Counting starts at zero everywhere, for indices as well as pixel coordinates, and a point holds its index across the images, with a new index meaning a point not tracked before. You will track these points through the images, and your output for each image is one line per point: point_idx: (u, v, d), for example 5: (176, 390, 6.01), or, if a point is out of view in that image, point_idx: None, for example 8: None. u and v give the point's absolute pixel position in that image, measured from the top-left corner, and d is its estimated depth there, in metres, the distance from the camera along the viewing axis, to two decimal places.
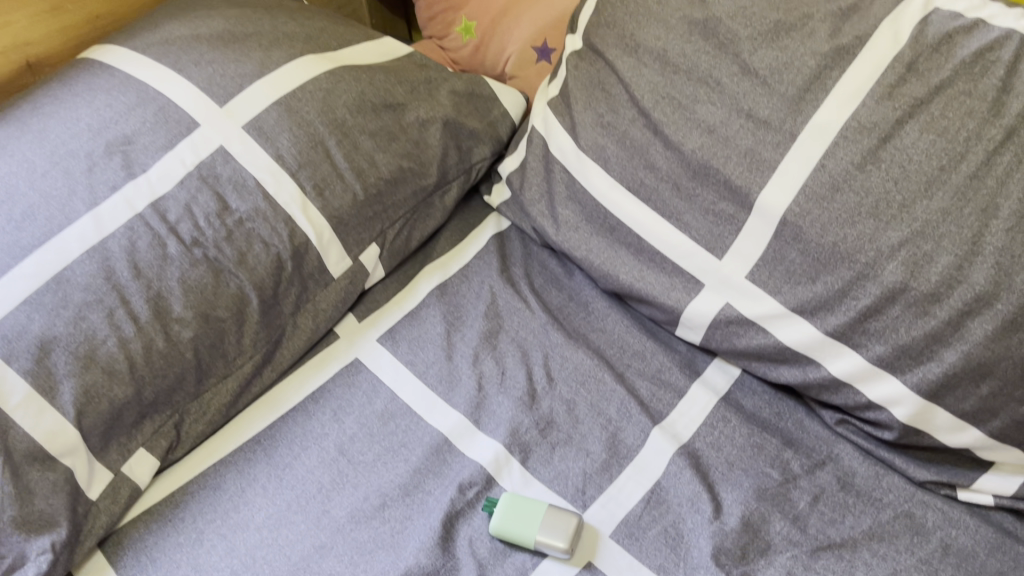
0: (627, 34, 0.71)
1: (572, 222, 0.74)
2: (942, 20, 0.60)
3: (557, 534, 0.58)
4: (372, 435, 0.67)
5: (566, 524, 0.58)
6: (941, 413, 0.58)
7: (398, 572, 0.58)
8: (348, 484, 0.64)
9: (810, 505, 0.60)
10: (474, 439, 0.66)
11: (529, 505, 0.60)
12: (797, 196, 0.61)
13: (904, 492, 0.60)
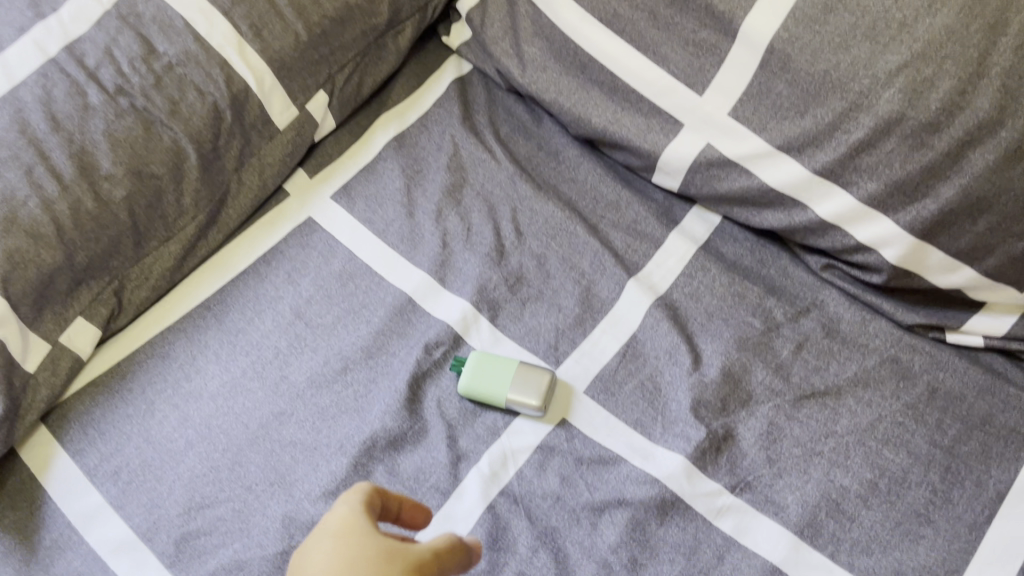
0: None
1: (539, 62, 0.68)
2: None
3: (531, 393, 0.55)
4: (330, 297, 0.62)
5: (540, 382, 0.55)
6: (935, 252, 0.54)
7: (363, 437, 0.55)
8: (306, 348, 0.60)
9: (794, 353, 0.57)
10: (440, 297, 0.62)
11: (500, 364, 0.56)
12: (786, 19, 0.55)
13: (891, 337, 0.57)
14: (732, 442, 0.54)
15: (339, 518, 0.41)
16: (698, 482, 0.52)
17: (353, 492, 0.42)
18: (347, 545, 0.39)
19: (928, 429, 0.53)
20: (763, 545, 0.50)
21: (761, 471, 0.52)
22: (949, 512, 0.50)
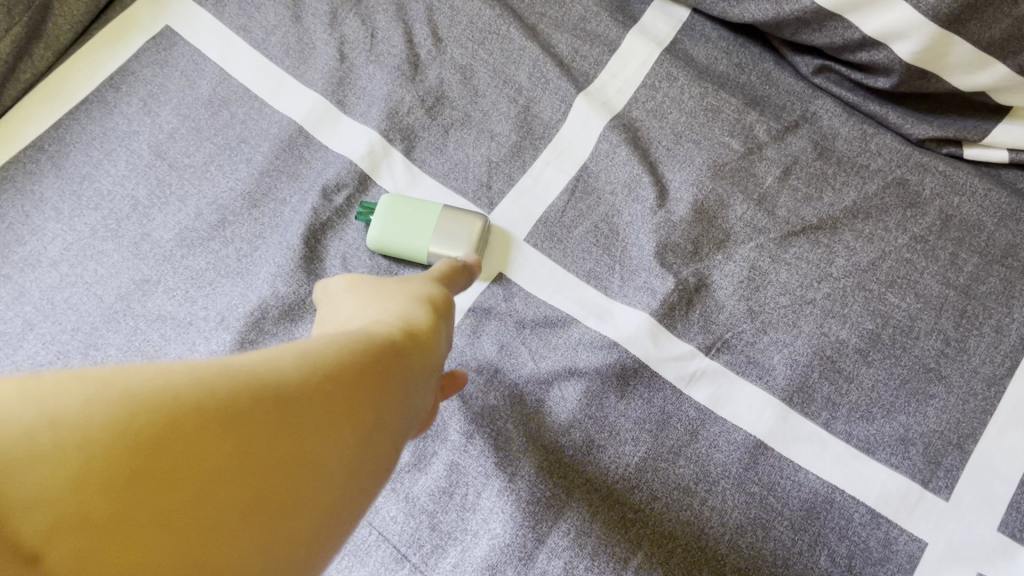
0: None
1: None
2: None
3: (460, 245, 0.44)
4: (199, 130, 0.49)
5: (469, 230, 0.44)
6: (960, 44, 0.42)
7: (250, 307, 0.44)
8: (171, 197, 0.47)
9: (779, 181, 0.46)
10: (339, 126, 0.49)
11: (419, 209, 0.45)
12: None
13: (897, 155, 0.46)
14: (706, 292, 0.44)
15: (340, 284, 0.35)
16: (665, 343, 0.43)
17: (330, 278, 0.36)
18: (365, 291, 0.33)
19: (940, 266, 0.44)
20: (744, 417, 0.41)
21: (741, 326, 0.43)
22: (964, 365, 0.41)
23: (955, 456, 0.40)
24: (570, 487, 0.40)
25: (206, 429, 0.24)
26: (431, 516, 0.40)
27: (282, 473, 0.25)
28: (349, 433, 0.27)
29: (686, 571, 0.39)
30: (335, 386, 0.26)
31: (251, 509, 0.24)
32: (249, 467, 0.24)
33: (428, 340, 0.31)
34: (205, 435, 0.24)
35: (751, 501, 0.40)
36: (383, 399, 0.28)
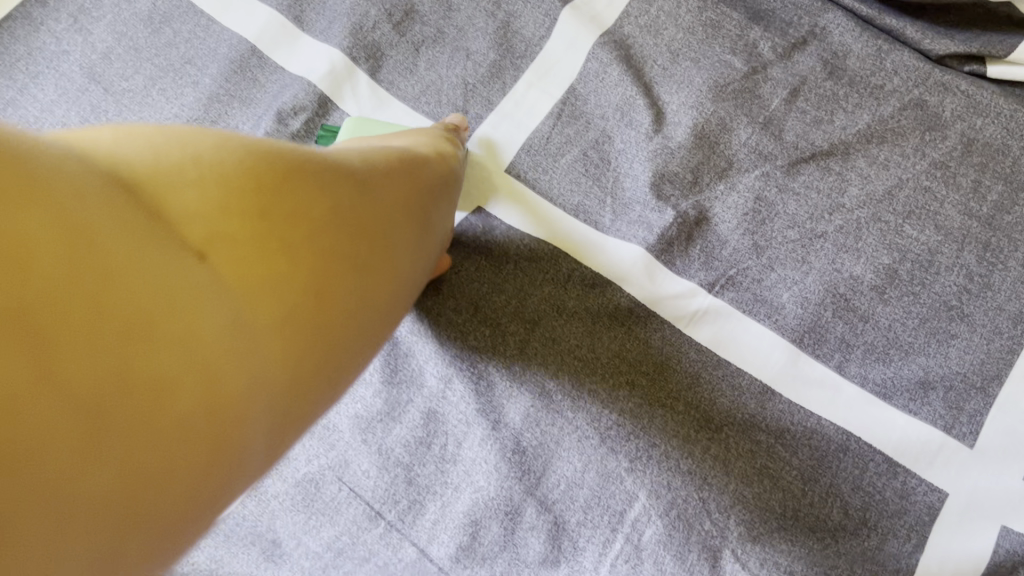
0: None
1: None
2: None
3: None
4: (137, 50, 0.43)
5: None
6: None
7: None
8: (108, 126, 0.42)
9: (786, 103, 0.42)
10: (298, 45, 0.44)
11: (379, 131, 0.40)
12: None
13: (915, 73, 0.42)
14: (707, 226, 0.40)
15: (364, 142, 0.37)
16: (661, 280, 0.39)
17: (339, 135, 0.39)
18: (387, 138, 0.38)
19: (961, 194, 0.40)
20: (750, 361, 0.38)
21: (746, 262, 0.39)
22: (988, 302, 0.38)
23: (978, 401, 0.36)
24: (559, 435, 0.37)
25: (270, 187, 0.27)
26: (407, 470, 0.38)
27: (317, 263, 0.28)
28: (414, 243, 0.33)
29: (687, 523, 0.35)
30: (392, 175, 0.33)
31: (286, 318, 0.27)
32: (318, 220, 0.28)
33: (453, 163, 0.38)
34: (266, 225, 0.27)
35: (757, 450, 0.36)
36: (439, 199, 0.35)
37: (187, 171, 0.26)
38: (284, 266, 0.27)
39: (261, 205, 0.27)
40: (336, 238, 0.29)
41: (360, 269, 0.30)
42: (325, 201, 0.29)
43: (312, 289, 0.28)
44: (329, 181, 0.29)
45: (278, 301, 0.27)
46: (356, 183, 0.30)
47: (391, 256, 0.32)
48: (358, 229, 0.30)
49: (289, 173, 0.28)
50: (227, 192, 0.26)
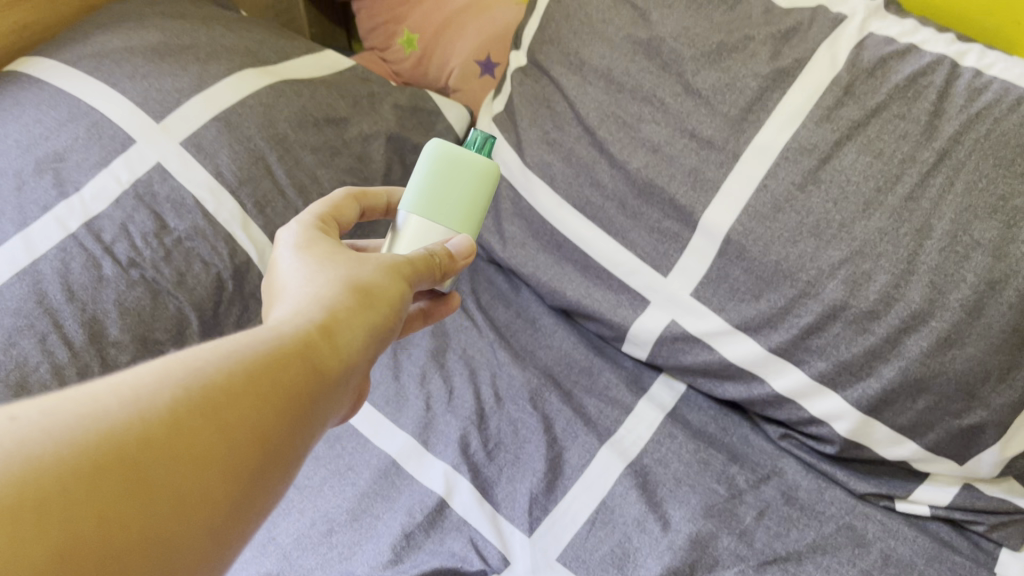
0: (572, 53, 0.73)
1: (518, 240, 0.76)
2: (877, 44, 0.61)
3: (405, 203, 0.52)
4: (318, 459, 0.66)
5: (408, 221, 0.51)
6: (880, 427, 0.59)
7: None
8: (293, 510, 0.62)
9: (756, 520, 0.60)
10: (424, 461, 0.65)
11: (459, 177, 0.51)
12: (741, 215, 0.62)
13: (844, 504, 0.61)
14: None
15: (306, 251, 0.44)
16: None
17: (290, 241, 0.45)
18: (331, 250, 0.44)
19: None
20: None
21: None
22: None
23: None
24: None
25: (191, 415, 0.31)
26: None
27: (230, 460, 0.32)
28: (356, 381, 0.40)
29: None
30: (340, 325, 0.39)
31: (217, 485, 0.31)
32: (238, 422, 0.33)
33: (410, 265, 0.45)
34: (193, 421, 0.31)
35: None
36: (389, 302, 0.42)
37: (117, 399, 0.31)
38: (213, 446, 0.31)
39: (185, 421, 0.31)
40: (252, 428, 0.33)
41: (296, 424, 0.35)
42: (257, 384, 0.34)
43: (236, 461, 0.32)
44: (263, 364, 0.35)
45: (212, 469, 0.31)
46: (284, 366, 0.35)
47: (332, 410, 0.38)
48: (296, 405, 0.35)
49: (211, 379, 0.33)
50: (155, 410, 0.31)
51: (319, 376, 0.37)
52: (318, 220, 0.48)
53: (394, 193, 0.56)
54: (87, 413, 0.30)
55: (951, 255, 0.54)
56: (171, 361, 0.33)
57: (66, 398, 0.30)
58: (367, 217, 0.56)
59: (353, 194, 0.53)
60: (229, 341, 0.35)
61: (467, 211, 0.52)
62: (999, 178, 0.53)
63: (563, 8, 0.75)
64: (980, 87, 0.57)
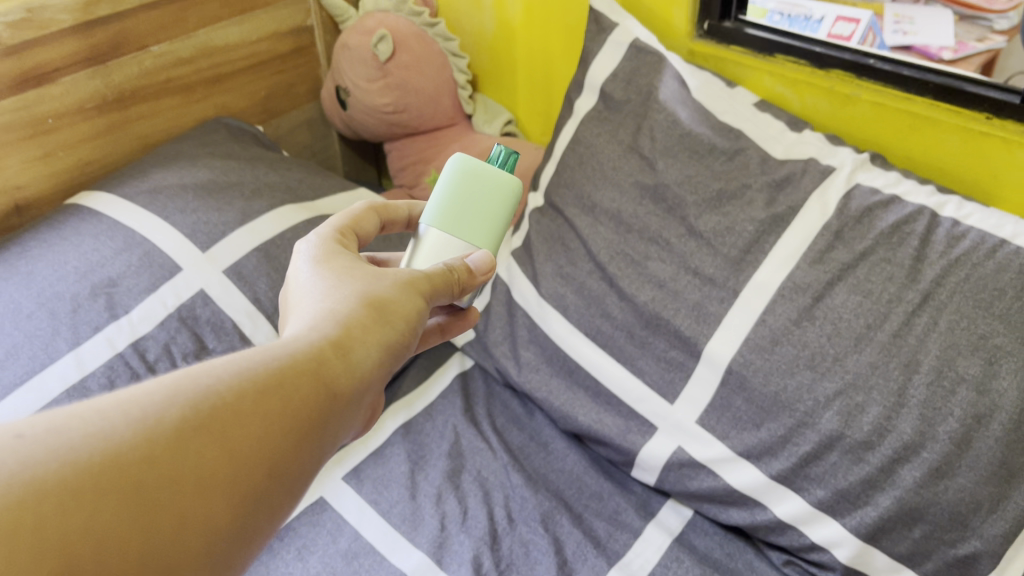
0: (585, 195, 0.80)
1: (533, 365, 0.80)
2: (863, 194, 0.67)
3: (427, 217, 0.54)
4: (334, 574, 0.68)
5: (429, 233, 0.53)
6: (880, 555, 0.61)
7: None
8: None
9: None
10: None
11: (481, 191, 0.54)
12: (741, 347, 0.66)
13: None
14: None
15: (323, 265, 0.46)
16: None
17: (309, 253, 0.47)
18: (348, 263, 0.46)
19: None
20: None
21: None
22: None
23: None
24: None
25: (192, 432, 0.34)
26: None
27: (231, 473, 0.35)
28: (366, 395, 0.42)
29: None
30: (346, 345, 0.41)
31: (217, 495, 0.34)
32: (237, 439, 0.35)
33: (425, 281, 0.47)
34: (194, 437, 0.34)
35: None
36: (399, 320, 0.44)
37: (126, 415, 0.33)
38: (214, 460, 0.34)
39: (187, 437, 0.34)
40: (251, 444, 0.36)
41: (303, 438, 0.38)
42: (264, 403, 0.37)
43: (236, 473, 0.35)
44: (270, 384, 0.37)
45: (212, 482, 0.34)
46: (286, 386, 0.38)
47: (338, 426, 0.40)
48: (296, 421, 0.37)
49: (218, 398, 0.36)
50: (160, 428, 0.33)
51: (328, 394, 0.39)
52: (337, 233, 0.49)
53: (416, 207, 0.56)
54: (93, 430, 0.32)
55: (938, 389, 0.57)
56: (181, 379, 0.36)
57: (77, 411, 0.33)
58: (388, 229, 0.55)
59: (374, 207, 0.53)
60: (234, 362, 0.38)
61: (489, 226, 0.54)
62: (979, 318, 0.58)
63: (577, 155, 0.83)
64: (959, 235, 0.62)
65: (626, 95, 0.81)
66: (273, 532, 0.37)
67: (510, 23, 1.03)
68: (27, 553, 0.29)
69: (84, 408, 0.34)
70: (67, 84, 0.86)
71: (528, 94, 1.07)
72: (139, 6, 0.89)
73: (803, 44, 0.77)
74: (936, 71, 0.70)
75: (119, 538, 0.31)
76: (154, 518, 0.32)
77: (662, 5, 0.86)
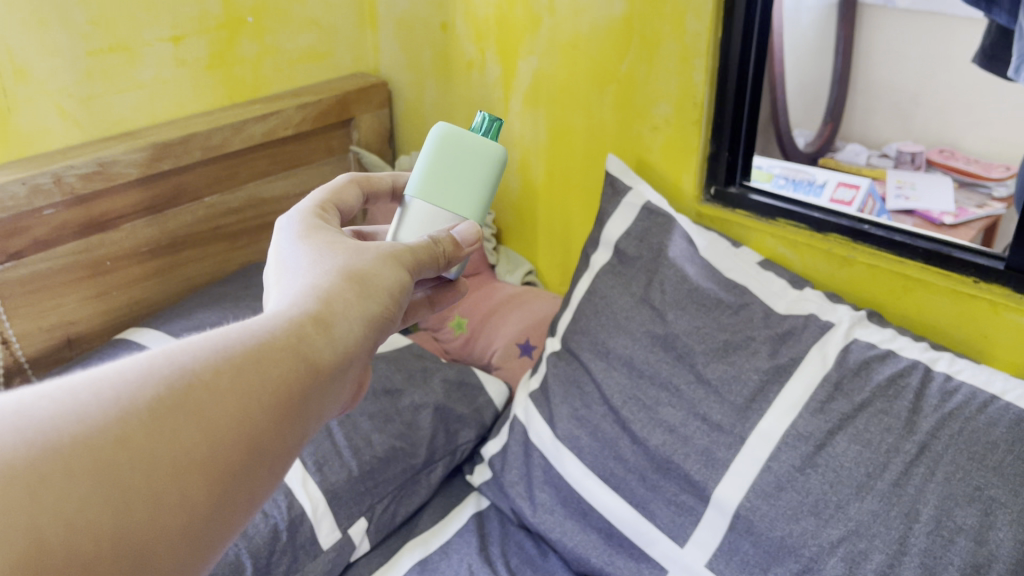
0: (599, 341, 0.85)
1: (548, 506, 0.82)
2: (860, 348, 0.71)
3: (411, 188, 0.57)
4: None
5: (414, 206, 0.57)
6: None
7: None
8: None
9: None
10: None
11: (463, 159, 0.57)
12: (746, 492, 0.69)
13: None
14: None
15: (301, 244, 0.48)
16: None
17: (287, 236, 0.49)
18: (326, 241, 0.48)
19: None
20: None
21: None
22: None
23: None
24: None
25: (165, 406, 0.35)
26: None
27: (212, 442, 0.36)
28: (353, 365, 0.44)
29: None
30: (325, 319, 0.43)
31: (199, 462, 0.35)
32: (214, 411, 0.36)
33: (402, 255, 0.49)
34: (169, 411, 0.35)
35: None
36: (374, 292, 0.46)
37: (97, 396, 0.34)
38: (193, 431, 0.35)
39: (162, 410, 0.35)
40: (228, 414, 0.36)
41: (281, 415, 0.39)
42: (242, 380, 0.38)
43: (216, 440, 0.36)
44: (248, 362, 0.38)
45: (193, 453, 0.35)
46: (262, 362, 0.39)
47: (323, 397, 0.42)
48: (276, 392, 0.39)
49: (193, 376, 0.36)
50: (132, 403, 0.34)
51: (308, 370, 0.40)
52: (316, 208, 0.52)
53: (398, 177, 0.60)
54: (65, 410, 0.33)
55: (938, 538, 0.59)
56: (155, 358, 0.37)
57: (47, 393, 0.34)
58: (373, 201, 0.60)
59: (356, 180, 0.57)
60: (209, 339, 0.39)
61: (475, 197, 0.57)
62: (974, 470, 0.61)
63: (592, 304, 0.88)
64: (951, 389, 0.66)
65: (638, 251, 0.88)
66: (252, 507, 0.38)
67: (532, 183, 1.12)
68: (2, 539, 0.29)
69: (53, 388, 0.34)
70: (127, 229, 0.95)
71: (548, 247, 1.15)
72: (197, 162, 0.99)
73: (801, 209, 0.84)
74: (924, 236, 0.76)
75: (91, 517, 0.32)
76: (127, 493, 0.33)
77: (672, 172, 0.94)
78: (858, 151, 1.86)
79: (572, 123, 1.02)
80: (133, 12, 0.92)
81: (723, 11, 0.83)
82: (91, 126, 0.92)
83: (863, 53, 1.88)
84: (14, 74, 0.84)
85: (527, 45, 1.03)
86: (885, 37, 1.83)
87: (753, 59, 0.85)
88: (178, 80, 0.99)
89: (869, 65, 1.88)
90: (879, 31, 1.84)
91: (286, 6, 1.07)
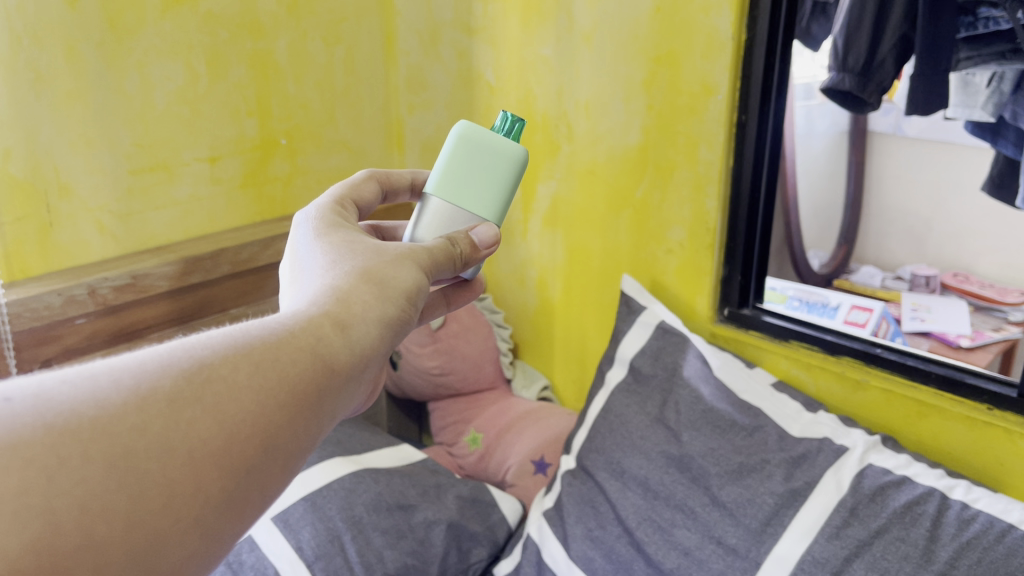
0: (614, 461, 0.85)
1: None
2: (875, 474, 0.71)
3: (430, 185, 0.55)
4: None
5: (433, 204, 0.55)
6: None
7: None
8: None
9: None
10: None
11: (484, 158, 0.55)
12: None
13: None
14: None
15: (321, 241, 0.47)
16: None
17: (308, 230, 0.48)
18: (345, 238, 0.48)
19: None
20: None
21: None
22: None
23: None
24: None
25: (182, 397, 0.34)
26: None
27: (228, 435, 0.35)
28: (372, 367, 0.43)
29: None
30: (344, 318, 0.42)
31: (213, 456, 0.34)
32: (229, 404, 0.35)
33: (421, 253, 0.48)
34: (184, 401, 0.34)
35: None
36: (396, 293, 0.45)
37: (116, 382, 0.34)
38: (207, 423, 0.34)
39: (177, 399, 0.34)
40: (246, 410, 0.36)
41: (298, 412, 0.38)
42: (259, 376, 0.37)
43: (230, 432, 0.35)
44: (266, 359, 0.38)
45: (207, 445, 0.34)
46: (280, 360, 0.38)
47: (340, 399, 0.41)
48: (293, 391, 0.38)
49: (212, 369, 0.36)
50: (152, 391, 0.34)
51: (325, 370, 0.39)
52: (335, 205, 0.52)
53: (418, 175, 0.60)
54: (86, 393, 0.33)
55: None
56: (174, 349, 0.36)
57: (67, 377, 0.34)
58: (393, 199, 0.59)
59: (375, 176, 0.57)
60: (230, 335, 0.38)
61: (496, 195, 0.55)
62: None
63: (608, 422, 0.89)
64: (968, 518, 0.65)
65: (653, 369, 0.90)
66: (267, 502, 0.38)
67: (549, 301, 1.15)
68: (10, 523, 0.29)
69: (77, 374, 0.34)
70: (153, 339, 0.97)
71: (564, 364, 1.16)
72: (225, 276, 1.03)
73: (815, 332, 0.85)
74: (938, 362, 0.77)
75: (104, 503, 0.31)
76: (144, 482, 0.32)
77: (686, 295, 0.97)
78: (872, 271, 1.90)
79: (588, 244, 1.06)
80: (175, 134, 0.97)
81: (734, 141, 0.87)
82: (127, 240, 0.96)
83: (874, 174, 1.93)
84: (59, 191, 0.89)
85: (546, 170, 1.08)
86: (898, 160, 1.88)
87: (764, 191, 0.88)
88: (211, 197, 1.04)
89: (880, 186, 1.93)
90: (890, 155, 1.89)
91: (318, 129, 1.13)
